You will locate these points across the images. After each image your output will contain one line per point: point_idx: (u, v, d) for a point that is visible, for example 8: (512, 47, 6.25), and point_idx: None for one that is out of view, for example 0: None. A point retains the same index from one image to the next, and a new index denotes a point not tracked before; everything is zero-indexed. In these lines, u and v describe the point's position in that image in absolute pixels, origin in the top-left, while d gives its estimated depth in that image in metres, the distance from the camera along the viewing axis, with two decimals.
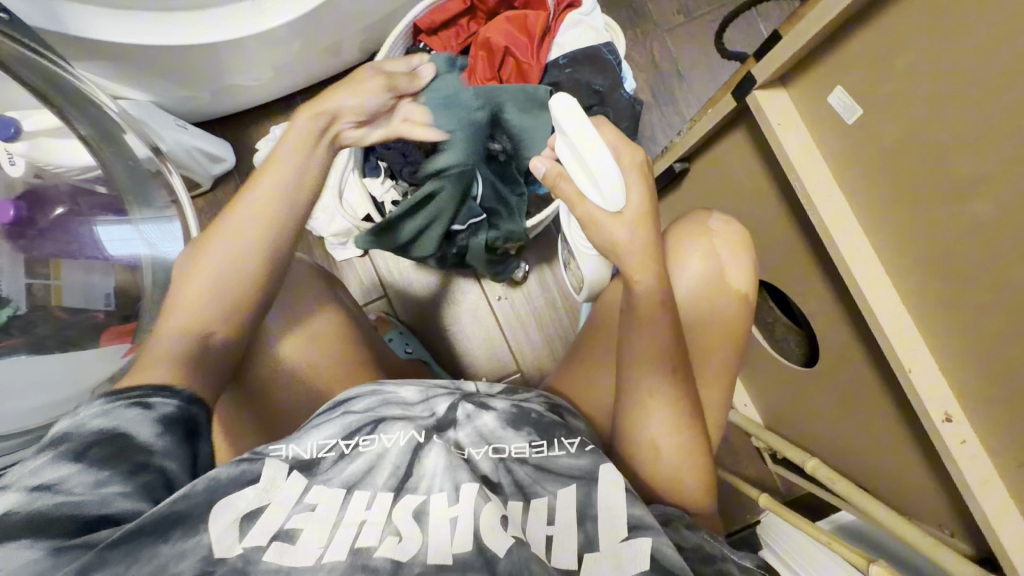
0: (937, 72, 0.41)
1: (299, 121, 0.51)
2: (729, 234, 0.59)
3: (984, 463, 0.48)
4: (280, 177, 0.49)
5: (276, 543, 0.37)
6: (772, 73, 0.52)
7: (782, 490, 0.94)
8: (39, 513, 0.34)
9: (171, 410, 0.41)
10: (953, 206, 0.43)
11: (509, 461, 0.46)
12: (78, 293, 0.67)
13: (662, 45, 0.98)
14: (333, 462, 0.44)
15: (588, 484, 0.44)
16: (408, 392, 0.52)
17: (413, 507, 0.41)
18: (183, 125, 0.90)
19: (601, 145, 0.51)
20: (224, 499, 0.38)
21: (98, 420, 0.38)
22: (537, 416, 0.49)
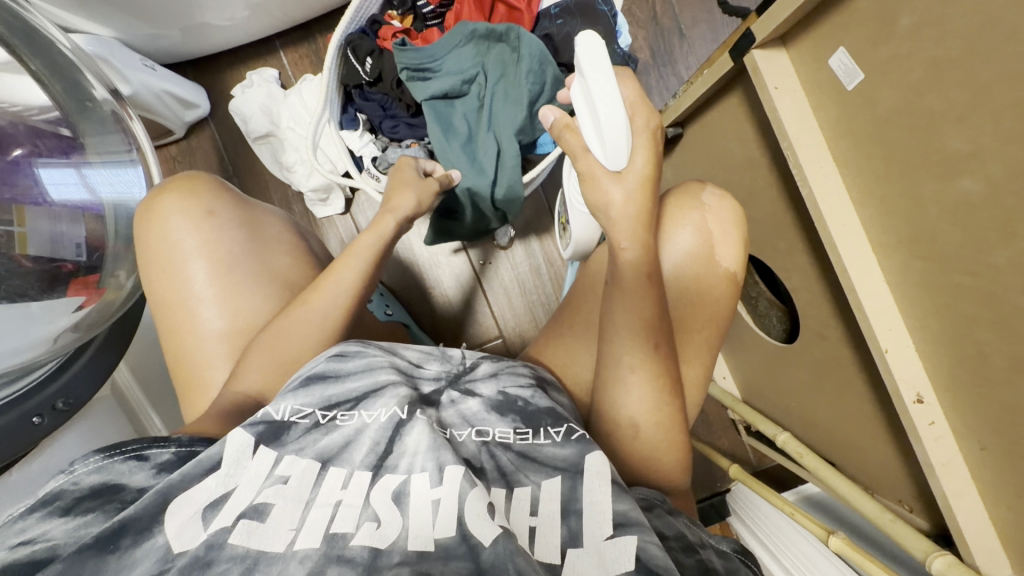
0: (940, 41, 0.38)
1: (387, 224, 0.59)
2: (724, 210, 0.57)
3: (949, 445, 0.49)
4: (343, 268, 0.55)
5: (243, 523, 0.38)
6: (772, 32, 0.49)
7: (753, 461, 0.96)
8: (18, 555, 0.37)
9: (165, 459, 0.44)
10: (943, 186, 0.42)
11: (493, 445, 0.46)
12: (45, 241, 0.62)
13: (663, 1, 0.93)
14: (305, 430, 0.44)
15: (574, 477, 0.43)
16: (395, 360, 0.52)
17: (392, 489, 0.41)
18: (151, 65, 0.84)
19: (614, 96, 0.48)
20: (182, 495, 0.39)
21: (94, 475, 0.42)
22: (523, 405, 0.49)
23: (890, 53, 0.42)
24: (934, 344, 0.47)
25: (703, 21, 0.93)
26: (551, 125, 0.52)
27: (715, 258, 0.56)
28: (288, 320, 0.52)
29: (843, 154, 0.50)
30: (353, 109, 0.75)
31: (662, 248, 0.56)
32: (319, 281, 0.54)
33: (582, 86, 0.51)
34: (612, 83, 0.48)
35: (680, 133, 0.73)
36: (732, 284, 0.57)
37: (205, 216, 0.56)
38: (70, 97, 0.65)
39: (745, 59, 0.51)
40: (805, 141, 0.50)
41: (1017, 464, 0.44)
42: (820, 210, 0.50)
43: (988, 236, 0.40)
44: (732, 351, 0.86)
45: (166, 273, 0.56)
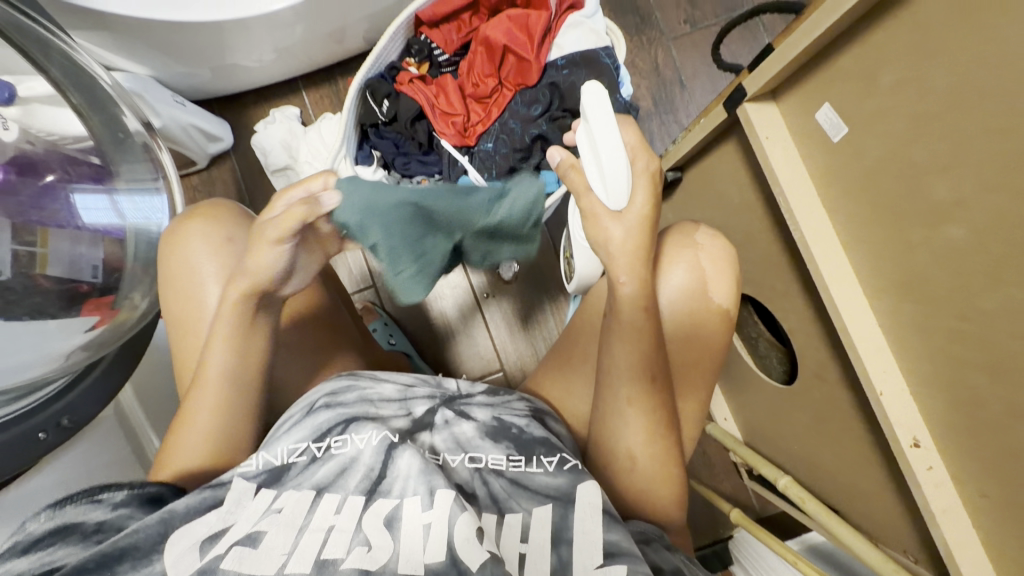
0: (918, 101, 0.41)
1: (231, 298, 0.50)
2: (716, 249, 0.59)
3: (949, 490, 0.49)
4: (235, 348, 0.51)
5: (234, 550, 0.39)
6: (763, 86, 0.52)
7: (755, 506, 0.94)
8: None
9: (122, 496, 0.45)
10: (929, 233, 0.43)
11: (485, 472, 0.46)
12: (64, 263, 0.64)
13: (665, 54, 0.99)
14: (304, 466, 0.45)
15: (565, 506, 0.44)
16: (386, 388, 0.53)
17: (385, 513, 0.41)
18: (181, 101, 0.89)
19: (615, 139, 0.52)
20: (180, 529, 0.41)
21: (43, 522, 0.41)
22: (517, 432, 0.49)
23: (873, 110, 0.45)
24: (929, 387, 0.48)
25: (702, 73, 0.99)
26: (556, 164, 0.54)
27: (708, 295, 0.57)
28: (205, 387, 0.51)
29: (833, 201, 0.52)
30: (369, 146, 0.77)
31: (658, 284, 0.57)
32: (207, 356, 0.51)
33: (584, 130, 0.54)
34: (614, 128, 0.52)
35: (680, 177, 0.76)
36: (726, 321, 0.58)
37: (228, 244, 0.59)
38: (104, 126, 0.70)
39: (739, 110, 0.54)
40: (795, 187, 0.52)
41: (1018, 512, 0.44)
42: (812, 254, 0.52)
43: (976, 282, 0.41)
44: (733, 390, 0.86)
45: (184, 295, 0.58)
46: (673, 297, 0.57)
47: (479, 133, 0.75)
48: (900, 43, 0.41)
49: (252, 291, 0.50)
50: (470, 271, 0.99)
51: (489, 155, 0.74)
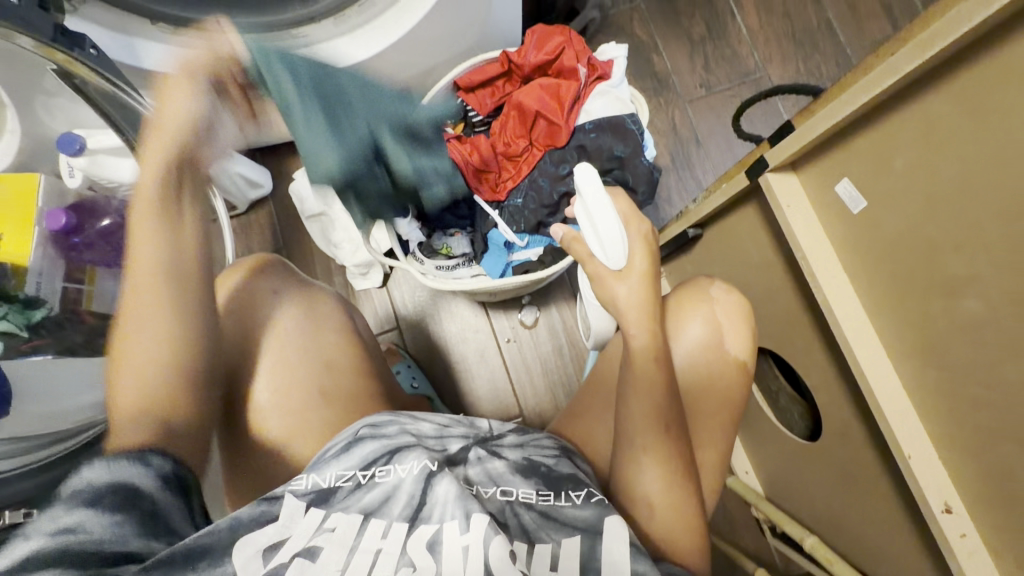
0: (933, 181, 0.44)
1: (145, 185, 0.50)
2: (730, 302, 0.61)
3: (983, 559, 0.48)
4: (150, 262, 0.49)
5: (297, 561, 0.40)
6: (784, 160, 0.55)
7: (779, 566, 0.91)
8: (60, 549, 0.37)
9: (168, 469, 0.44)
10: (949, 302, 0.45)
11: (516, 504, 0.47)
12: (106, 299, 0.74)
13: (682, 115, 1.05)
14: (350, 490, 0.46)
15: (593, 537, 0.44)
16: (425, 426, 0.54)
17: (427, 538, 0.42)
18: (229, 152, 0.96)
19: (608, 209, 0.58)
20: (244, 537, 0.42)
21: (104, 475, 0.41)
22: (547, 470, 0.50)
23: (890, 186, 0.47)
24: (958, 453, 0.49)
25: (717, 134, 1.04)
26: (560, 239, 0.60)
27: (724, 346, 0.59)
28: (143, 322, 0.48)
29: (854, 267, 0.54)
30: None
31: (675, 337, 0.59)
32: (136, 252, 0.50)
33: (581, 205, 0.62)
34: (602, 197, 0.59)
35: (701, 234, 0.79)
36: (744, 373, 0.59)
37: (271, 296, 0.63)
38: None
39: (761, 179, 0.58)
40: (816, 252, 0.55)
41: None
42: (835, 316, 0.53)
43: (997, 353, 0.43)
44: (754, 443, 0.86)
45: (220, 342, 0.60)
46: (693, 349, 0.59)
47: (510, 189, 0.81)
48: (911, 129, 0.44)
49: (172, 163, 0.51)
50: (492, 316, 1.02)
51: (517, 210, 0.79)
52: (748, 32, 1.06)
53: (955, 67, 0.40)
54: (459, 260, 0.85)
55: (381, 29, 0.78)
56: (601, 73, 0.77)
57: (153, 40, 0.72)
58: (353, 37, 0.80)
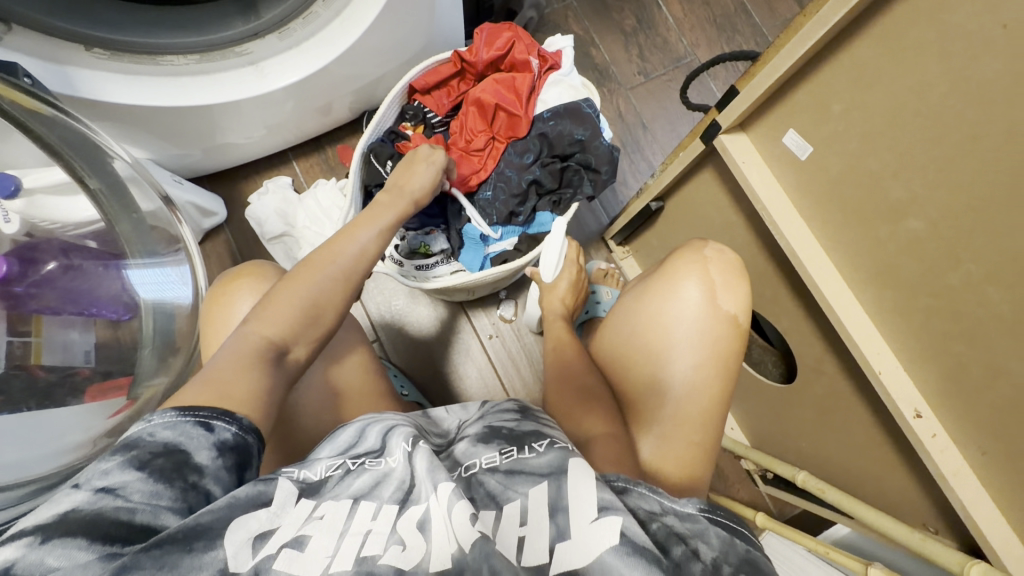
0: (866, 117, 0.49)
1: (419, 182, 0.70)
2: (723, 260, 0.63)
3: (954, 454, 0.54)
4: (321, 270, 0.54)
5: (285, 551, 0.34)
6: (734, 121, 0.60)
7: (775, 512, 0.97)
8: (97, 514, 0.33)
9: (229, 436, 0.40)
10: (892, 225, 0.51)
11: (480, 473, 0.43)
12: (58, 350, 0.68)
13: (626, 103, 1.11)
14: (339, 479, 0.42)
15: (558, 478, 0.39)
16: (396, 419, 0.51)
17: (417, 517, 0.38)
18: (178, 180, 0.93)
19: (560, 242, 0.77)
20: (238, 519, 0.35)
21: (166, 432, 0.39)
22: (509, 430, 0.47)
23: (830, 130, 0.53)
24: (921, 364, 0.54)
25: (661, 117, 1.10)
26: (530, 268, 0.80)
27: (716, 304, 0.60)
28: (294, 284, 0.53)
29: (808, 211, 0.60)
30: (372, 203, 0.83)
31: (671, 303, 0.61)
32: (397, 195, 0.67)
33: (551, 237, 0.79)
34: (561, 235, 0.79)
35: (662, 206, 0.83)
36: (734, 326, 0.60)
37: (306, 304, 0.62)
38: (131, 230, 0.72)
39: (715, 142, 0.63)
40: (774, 201, 0.60)
41: (1017, 464, 0.49)
42: (799, 257, 0.59)
43: (941, 263, 0.48)
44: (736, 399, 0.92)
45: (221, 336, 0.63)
46: (667, 309, 0.60)
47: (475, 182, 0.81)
48: (846, 77, 0.50)
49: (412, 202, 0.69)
50: (472, 316, 1.03)
51: (488, 203, 0.81)
52: (674, 21, 1.14)
53: (872, 16, 0.45)
54: (437, 258, 0.85)
55: (327, 40, 0.78)
56: (551, 63, 0.81)
57: (89, 66, 0.68)
58: (299, 50, 0.78)
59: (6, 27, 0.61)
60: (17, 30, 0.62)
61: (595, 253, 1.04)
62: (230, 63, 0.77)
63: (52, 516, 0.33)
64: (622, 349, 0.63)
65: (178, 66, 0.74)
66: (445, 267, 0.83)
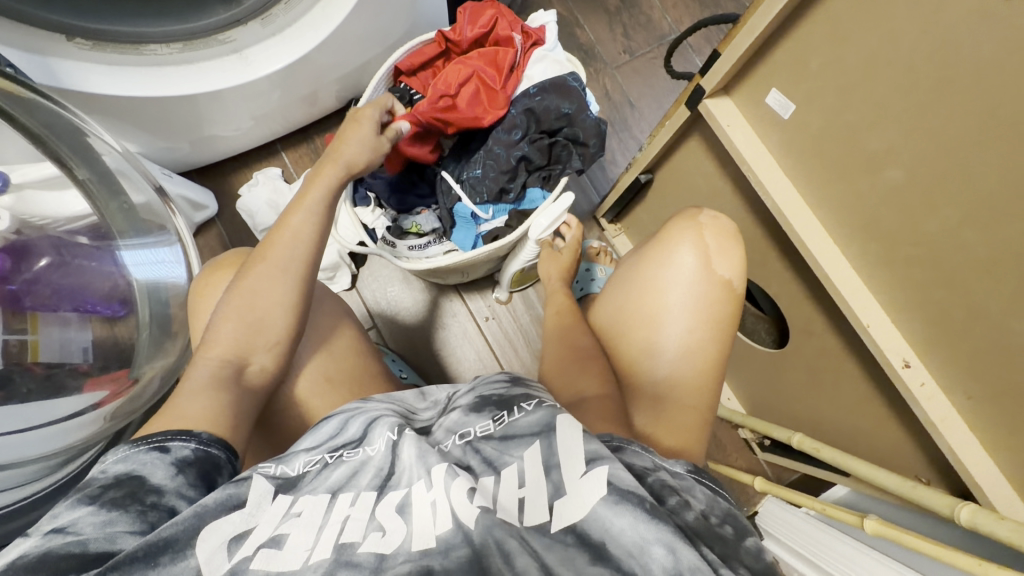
0: (844, 71, 0.50)
1: (350, 147, 0.64)
2: (718, 226, 0.64)
3: (942, 402, 0.55)
4: (259, 274, 0.54)
5: (262, 551, 0.35)
6: (717, 84, 0.61)
7: (773, 478, 0.99)
8: (46, 552, 0.33)
9: (187, 453, 0.42)
10: (873, 177, 0.52)
11: (475, 442, 0.44)
12: (54, 348, 0.66)
13: (612, 81, 1.11)
14: (317, 472, 0.43)
15: (548, 435, 0.40)
16: (379, 405, 0.52)
17: (396, 501, 0.39)
18: (167, 173, 0.92)
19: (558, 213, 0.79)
20: (212, 524, 0.36)
21: (118, 465, 0.40)
22: (499, 396, 0.48)
23: (810, 86, 0.54)
24: (907, 314, 0.55)
25: (647, 94, 1.11)
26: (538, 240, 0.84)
27: (711, 266, 0.61)
28: (239, 294, 0.54)
29: (793, 170, 0.61)
30: (364, 188, 0.85)
31: (668, 270, 0.61)
32: (337, 156, 0.62)
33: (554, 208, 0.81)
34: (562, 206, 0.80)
35: (651, 178, 0.84)
36: (728, 290, 0.61)
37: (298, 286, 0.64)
38: (120, 212, 0.73)
39: (700, 107, 0.63)
40: (759, 163, 0.61)
41: (1000, 404, 0.51)
42: (784, 215, 0.60)
43: (918, 210, 0.49)
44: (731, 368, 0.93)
45: None
46: (665, 278, 0.61)
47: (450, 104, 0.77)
48: (821, 31, 0.50)
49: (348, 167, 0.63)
50: (467, 298, 1.04)
51: (477, 180, 0.81)
52: None
53: None
54: (430, 237, 0.86)
55: (310, 26, 0.77)
56: (535, 39, 0.82)
57: (71, 58, 0.68)
58: (282, 37, 0.78)
59: None
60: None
61: (587, 231, 1.04)
62: (213, 51, 0.76)
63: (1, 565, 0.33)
64: (620, 317, 0.64)
65: (160, 55, 0.74)
66: (437, 246, 0.85)
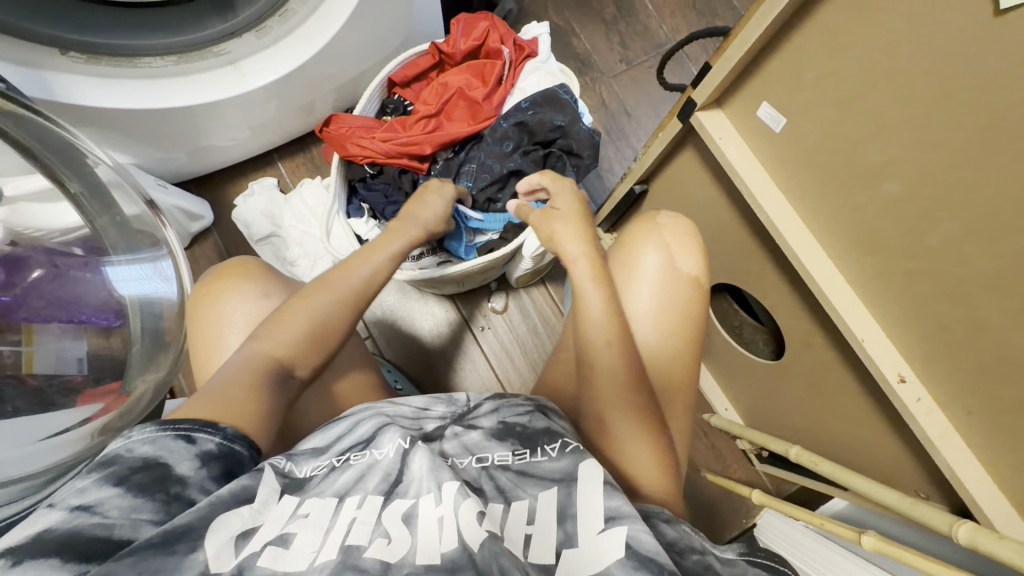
0: (837, 85, 0.50)
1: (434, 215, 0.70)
2: (678, 226, 0.63)
3: (939, 417, 0.55)
4: (308, 309, 0.53)
5: (269, 549, 0.34)
6: (708, 97, 0.61)
7: (772, 490, 0.98)
8: (72, 533, 0.32)
9: (213, 446, 0.40)
10: (867, 191, 0.52)
11: (491, 469, 0.43)
12: (50, 359, 0.66)
13: (609, 90, 1.11)
14: (324, 475, 0.42)
15: (569, 485, 0.40)
16: (403, 409, 0.52)
17: (403, 510, 0.38)
18: (163, 184, 0.92)
19: None
20: (221, 517, 0.35)
21: (145, 447, 0.38)
22: (522, 428, 0.47)
23: (802, 100, 0.54)
24: (903, 329, 0.55)
25: (644, 103, 1.11)
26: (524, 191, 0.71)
27: (675, 265, 0.60)
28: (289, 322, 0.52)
29: (786, 183, 0.60)
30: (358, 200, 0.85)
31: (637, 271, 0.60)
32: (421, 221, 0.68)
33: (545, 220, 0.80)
34: None
35: (646, 189, 0.84)
36: (694, 287, 0.60)
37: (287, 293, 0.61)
38: (111, 223, 0.72)
39: (692, 119, 0.63)
40: (753, 175, 0.61)
41: (998, 421, 0.50)
42: (778, 228, 0.59)
43: (914, 224, 0.49)
44: (728, 379, 0.92)
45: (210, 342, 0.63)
46: (633, 273, 0.60)
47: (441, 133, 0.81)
48: (813, 44, 0.50)
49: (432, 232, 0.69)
50: (463, 307, 1.04)
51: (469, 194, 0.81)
52: (653, 7, 1.14)
53: None
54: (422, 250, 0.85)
55: (306, 38, 0.77)
56: (528, 51, 0.83)
57: (66, 71, 0.68)
58: (276, 49, 0.78)
59: None
60: None
61: None
62: (208, 63, 0.76)
63: (26, 537, 0.32)
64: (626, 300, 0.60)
65: (156, 68, 0.74)
66: (429, 258, 0.84)
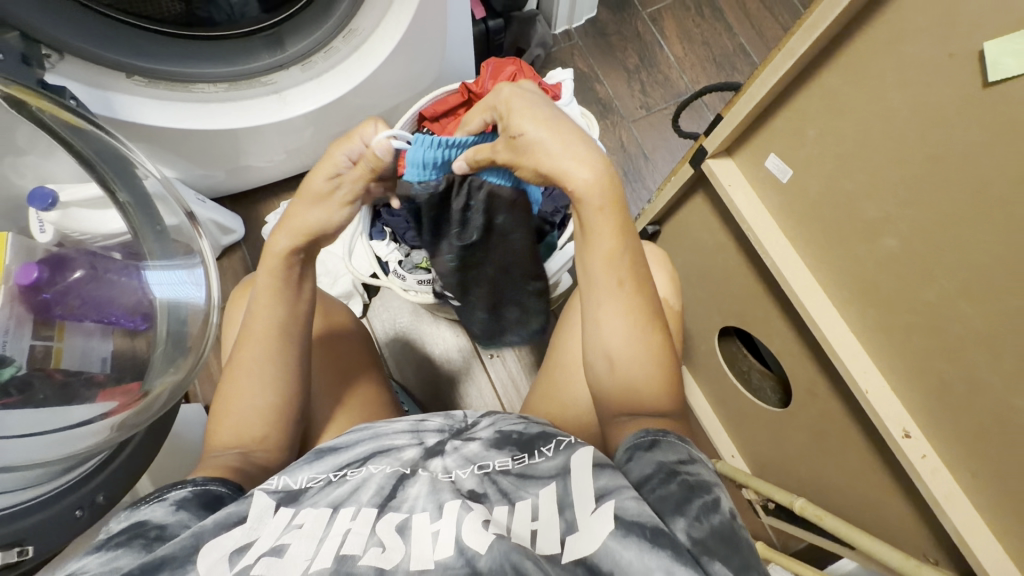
0: (839, 142, 0.52)
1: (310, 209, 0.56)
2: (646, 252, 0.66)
3: (945, 476, 0.53)
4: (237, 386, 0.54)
5: (263, 559, 0.36)
6: (719, 146, 0.63)
7: (777, 544, 0.95)
8: None
9: (184, 495, 0.44)
10: (870, 244, 0.53)
11: (493, 474, 0.44)
12: (77, 357, 0.66)
13: (628, 134, 1.15)
14: (320, 488, 0.43)
15: (564, 478, 0.40)
16: (398, 425, 0.52)
17: (397, 521, 0.39)
18: (202, 199, 0.98)
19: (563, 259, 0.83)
20: (209, 543, 0.38)
21: (123, 522, 0.41)
22: (518, 435, 0.48)
23: (807, 154, 0.56)
24: (907, 383, 0.55)
25: (661, 147, 1.15)
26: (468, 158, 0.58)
27: None
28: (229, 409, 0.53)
29: (792, 232, 0.62)
30: (381, 223, 0.89)
31: None
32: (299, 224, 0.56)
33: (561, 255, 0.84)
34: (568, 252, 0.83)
35: (659, 230, 0.86)
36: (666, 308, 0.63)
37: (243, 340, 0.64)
38: (151, 231, 0.73)
39: (703, 166, 0.66)
40: (761, 222, 0.63)
41: (1004, 482, 0.49)
42: (783, 275, 0.61)
43: (915, 280, 0.50)
44: (733, 425, 0.91)
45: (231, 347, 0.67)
46: None
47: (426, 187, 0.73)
48: (817, 103, 0.53)
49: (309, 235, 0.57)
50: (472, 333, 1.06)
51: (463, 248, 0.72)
52: (674, 59, 1.20)
53: (837, 48, 0.49)
54: None
55: (345, 72, 0.83)
56: (552, 94, 0.88)
57: (127, 92, 0.75)
58: (319, 81, 0.84)
59: (60, 57, 0.67)
60: (68, 58, 0.68)
61: None
62: (255, 92, 0.83)
63: None
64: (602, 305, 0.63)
65: (208, 93, 0.81)
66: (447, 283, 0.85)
